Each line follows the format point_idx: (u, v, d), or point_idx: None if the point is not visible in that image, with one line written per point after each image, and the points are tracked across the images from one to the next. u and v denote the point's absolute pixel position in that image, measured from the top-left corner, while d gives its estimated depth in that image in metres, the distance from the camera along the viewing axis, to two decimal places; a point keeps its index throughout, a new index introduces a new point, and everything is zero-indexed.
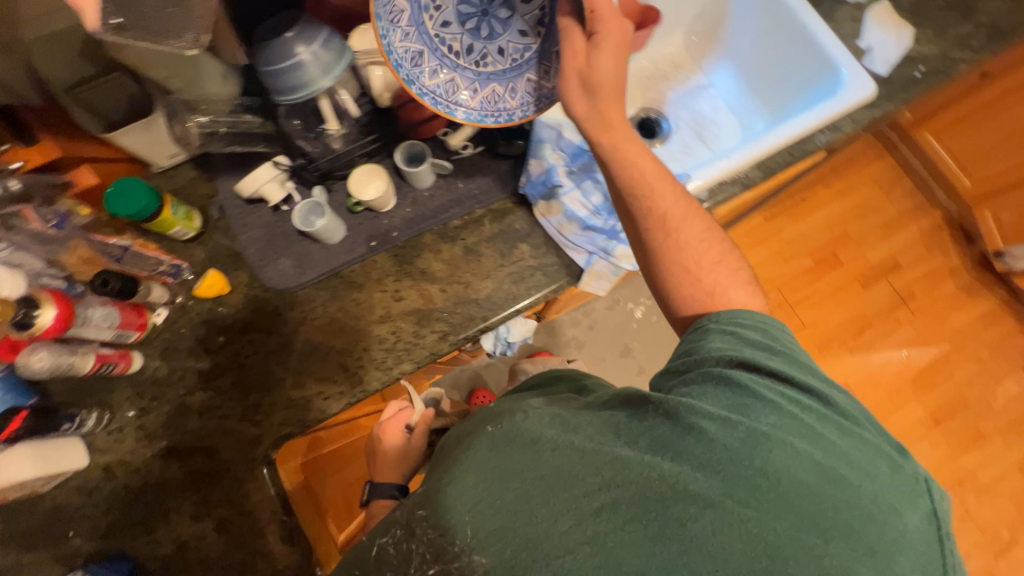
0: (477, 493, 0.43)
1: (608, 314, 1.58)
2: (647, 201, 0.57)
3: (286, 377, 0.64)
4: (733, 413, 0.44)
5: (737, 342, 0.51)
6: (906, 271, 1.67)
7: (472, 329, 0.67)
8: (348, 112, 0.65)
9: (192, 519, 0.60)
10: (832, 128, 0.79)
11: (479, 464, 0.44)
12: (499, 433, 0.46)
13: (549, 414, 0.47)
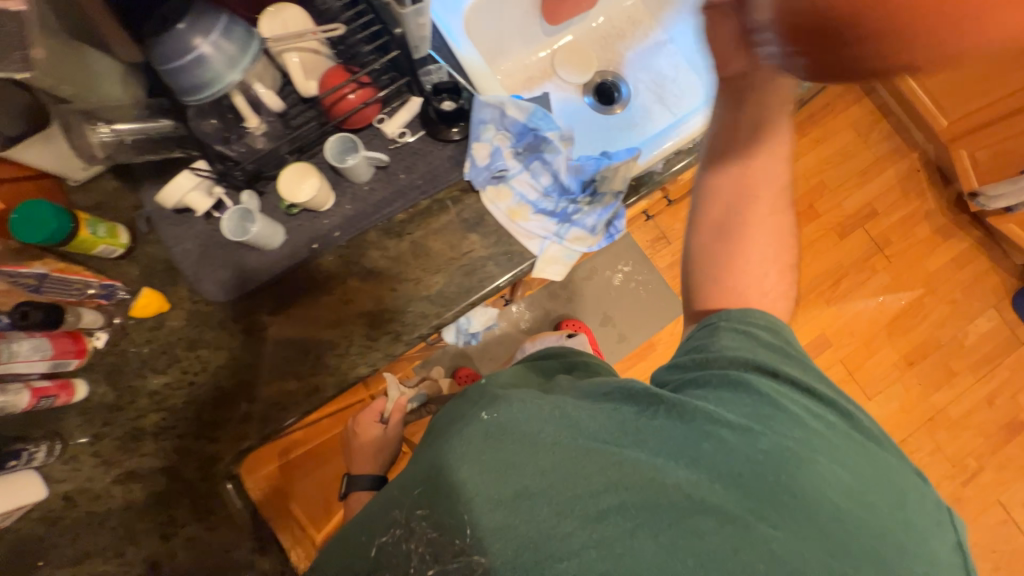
0: (482, 491, 0.43)
1: (585, 284, 1.57)
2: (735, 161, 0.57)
3: (240, 392, 0.63)
4: (753, 420, 0.46)
5: (752, 345, 0.52)
6: (883, 217, 1.66)
7: (426, 328, 0.65)
8: (266, 105, 0.61)
9: (161, 540, 0.59)
10: None
11: (486, 459, 0.45)
12: (508, 429, 0.46)
13: (557, 410, 0.48)
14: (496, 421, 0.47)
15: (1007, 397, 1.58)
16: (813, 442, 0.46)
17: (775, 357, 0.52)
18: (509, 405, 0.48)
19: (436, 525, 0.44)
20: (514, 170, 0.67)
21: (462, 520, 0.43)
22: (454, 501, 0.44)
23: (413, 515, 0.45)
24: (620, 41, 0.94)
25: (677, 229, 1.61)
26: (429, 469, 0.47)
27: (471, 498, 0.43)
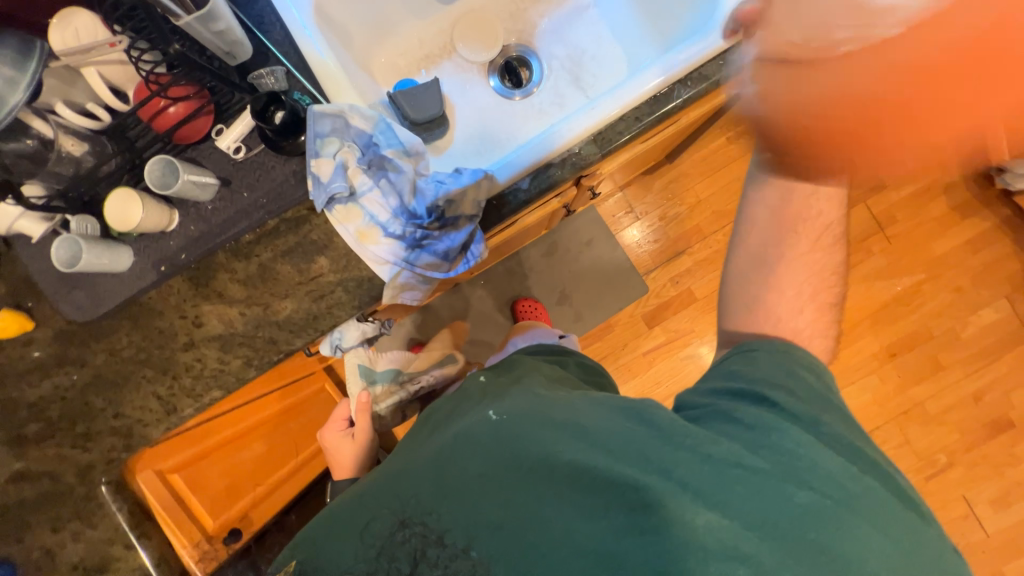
0: (498, 500, 0.49)
1: (545, 262, 1.51)
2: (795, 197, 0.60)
3: (107, 408, 0.66)
4: (779, 462, 0.46)
5: (788, 385, 0.52)
6: (892, 190, 1.46)
7: (276, 353, 0.65)
8: (80, 128, 0.57)
9: (52, 531, 0.67)
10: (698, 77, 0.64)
11: (496, 462, 0.51)
12: (519, 434, 0.52)
13: (580, 435, 0.50)
14: (508, 424, 0.54)
15: (998, 395, 1.46)
16: (842, 492, 0.45)
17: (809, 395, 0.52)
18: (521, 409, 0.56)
19: (445, 525, 0.49)
20: (363, 188, 0.61)
21: (470, 521, 0.48)
22: (464, 500, 0.50)
23: (426, 516, 0.50)
24: (535, 5, 0.82)
25: (647, 203, 1.49)
26: (444, 466, 0.53)
27: (481, 501, 0.49)
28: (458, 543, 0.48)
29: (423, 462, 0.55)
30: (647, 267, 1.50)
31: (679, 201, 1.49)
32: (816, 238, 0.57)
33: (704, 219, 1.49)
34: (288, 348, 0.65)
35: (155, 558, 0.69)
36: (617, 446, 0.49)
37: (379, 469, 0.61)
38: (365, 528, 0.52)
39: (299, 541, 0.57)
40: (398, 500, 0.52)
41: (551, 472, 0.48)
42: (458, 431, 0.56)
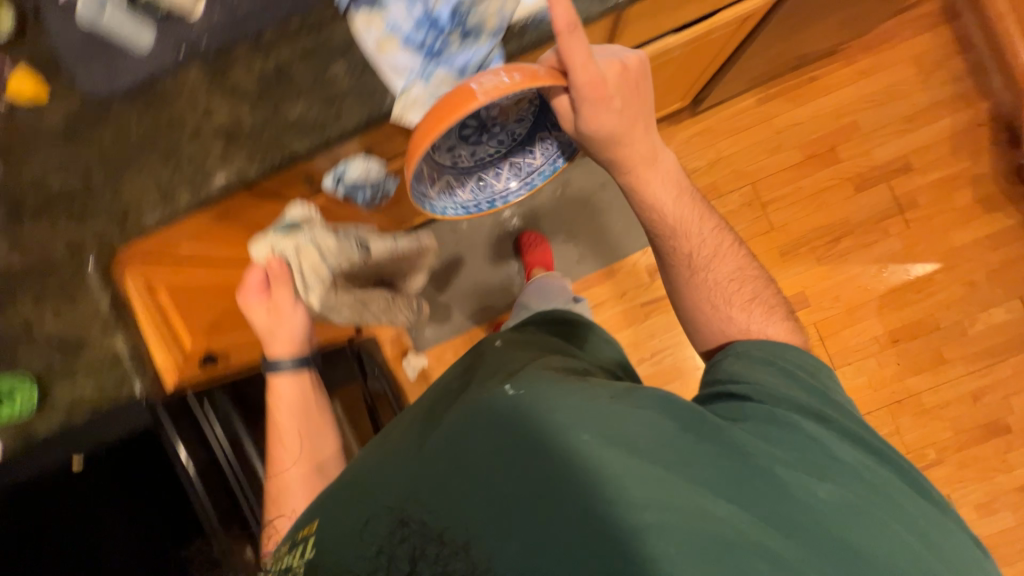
0: (509, 481, 0.47)
1: (556, 198, 1.50)
2: (677, 244, 0.67)
3: (106, 187, 0.67)
4: (777, 456, 0.47)
5: (790, 383, 0.54)
6: (918, 174, 1.43)
7: (279, 156, 0.65)
8: None
9: (34, 304, 0.68)
10: None
11: (494, 447, 0.50)
12: (525, 410, 0.51)
13: (593, 415, 0.49)
14: (507, 403, 0.53)
15: (998, 398, 1.42)
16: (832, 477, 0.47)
17: (800, 396, 0.53)
18: (529, 386, 0.54)
19: (443, 519, 0.48)
20: None
21: (475, 512, 0.47)
22: (465, 492, 0.48)
23: (425, 513, 0.49)
24: None
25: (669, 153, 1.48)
26: (438, 459, 0.51)
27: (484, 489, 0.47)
28: (457, 540, 0.46)
29: (420, 454, 0.54)
30: None
31: (699, 155, 1.48)
32: (719, 257, 0.67)
33: (723, 177, 1.47)
34: (291, 151, 0.65)
35: (128, 347, 0.68)
36: (633, 433, 0.47)
37: (380, 447, 0.61)
38: (366, 529, 0.51)
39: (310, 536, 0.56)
40: (394, 502, 0.51)
41: (558, 453, 0.47)
42: (456, 419, 0.55)
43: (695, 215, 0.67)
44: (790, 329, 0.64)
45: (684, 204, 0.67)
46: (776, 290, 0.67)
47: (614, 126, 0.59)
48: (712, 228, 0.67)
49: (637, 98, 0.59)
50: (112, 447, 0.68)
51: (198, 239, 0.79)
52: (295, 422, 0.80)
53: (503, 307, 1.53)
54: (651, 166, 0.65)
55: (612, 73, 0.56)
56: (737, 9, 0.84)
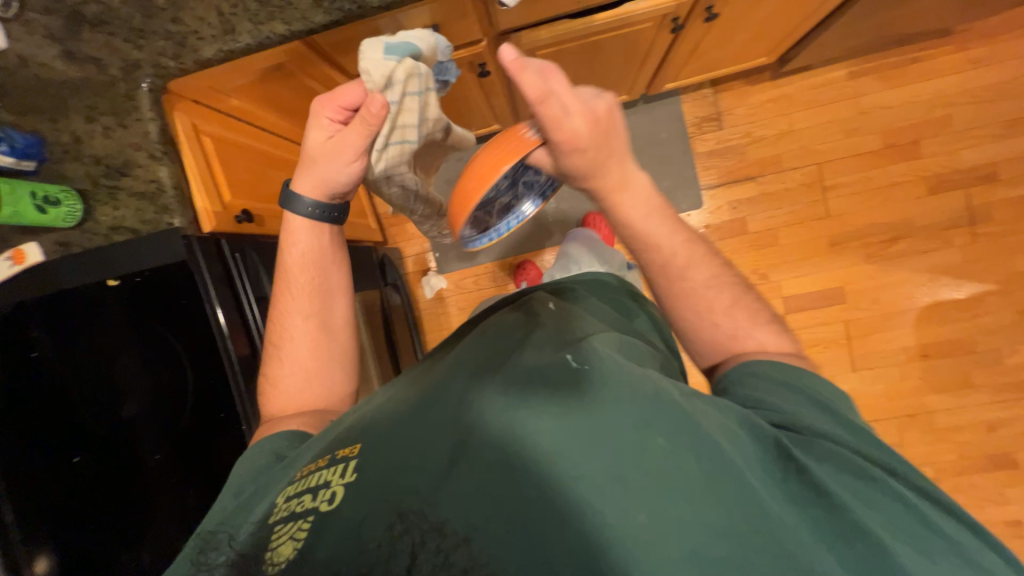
0: (551, 471, 0.43)
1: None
2: (657, 256, 0.62)
3: (166, 9, 0.62)
4: (859, 511, 0.42)
5: (845, 424, 0.50)
6: (1003, 187, 1.32)
7: (349, 3, 0.61)
8: None
9: (86, 120, 0.67)
10: None
11: (548, 426, 0.45)
12: (578, 393, 0.48)
13: (646, 410, 0.47)
14: (568, 385, 0.49)
15: (1015, 431, 1.37)
16: (922, 545, 0.41)
17: (863, 438, 0.48)
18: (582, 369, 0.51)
19: (474, 506, 0.42)
20: None
21: (501, 506, 0.42)
22: (507, 482, 0.43)
23: (432, 504, 0.43)
24: None
25: (736, 115, 1.39)
26: (476, 429, 0.47)
27: (531, 473, 0.43)
28: (459, 530, 0.41)
29: (457, 416, 0.49)
30: (709, 182, 1.41)
31: (770, 123, 1.38)
32: (696, 266, 0.62)
33: (789, 150, 1.38)
34: (363, 1, 0.61)
35: (172, 180, 0.69)
36: (687, 439, 0.45)
37: (395, 407, 0.57)
38: (367, 515, 0.43)
39: (318, 486, 0.48)
40: (404, 486, 0.44)
41: (624, 453, 0.43)
42: (504, 386, 0.51)
43: (667, 226, 0.61)
44: (768, 324, 0.62)
45: (657, 219, 0.61)
46: (752, 289, 0.64)
47: (591, 162, 0.54)
48: (682, 237, 0.62)
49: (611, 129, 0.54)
50: (148, 274, 0.68)
51: (245, 90, 0.79)
52: (310, 275, 0.67)
53: (530, 244, 1.50)
54: (625, 193, 0.58)
55: (584, 131, 0.51)
56: None
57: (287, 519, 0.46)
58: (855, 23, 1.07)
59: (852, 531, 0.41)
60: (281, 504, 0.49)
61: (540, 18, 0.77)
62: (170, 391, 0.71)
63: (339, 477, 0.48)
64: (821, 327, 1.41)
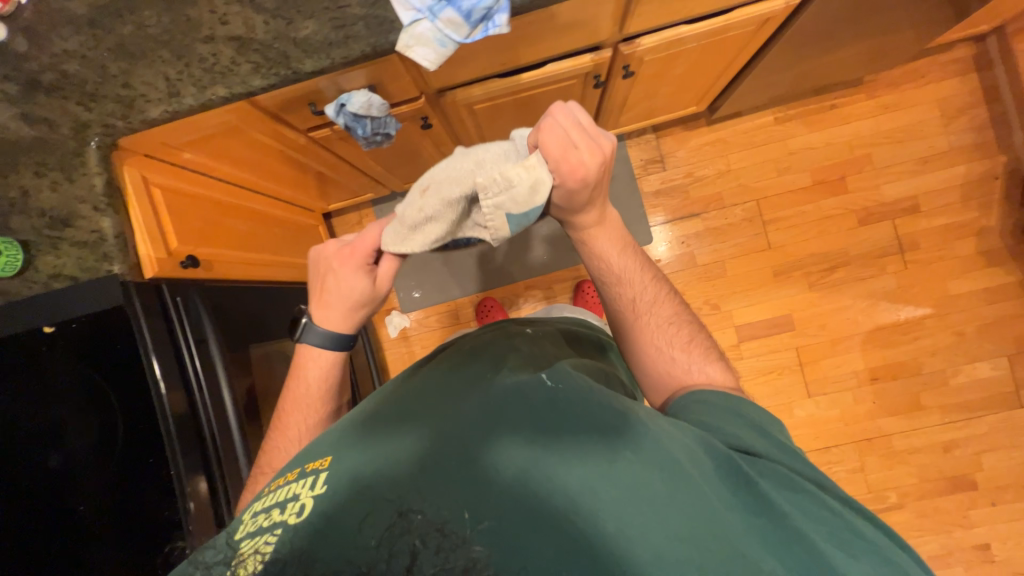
0: (542, 475, 0.45)
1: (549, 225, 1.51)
2: (619, 289, 0.67)
3: (118, 76, 0.70)
4: (796, 519, 0.45)
5: (788, 451, 0.53)
6: (924, 217, 1.43)
7: (284, 70, 0.68)
8: None
9: (33, 176, 0.71)
10: None
11: (529, 440, 0.47)
12: (566, 405, 0.50)
13: (627, 421, 0.49)
14: (543, 400, 0.51)
15: (969, 452, 1.40)
16: (843, 545, 0.44)
17: (790, 456, 0.52)
18: (567, 381, 0.53)
19: (466, 508, 0.43)
20: None
21: (491, 506, 0.43)
22: (493, 492, 0.44)
23: (427, 504, 0.44)
24: None
25: (678, 157, 1.49)
26: (462, 441, 0.48)
27: (514, 483, 0.45)
28: (456, 530, 0.42)
29: (445, 426, 0.50)
30: (658, 219, 1.49)
31: (709, 164, 1.48)
32: (661, 305, 0.68)
33: (728, 188, 1.48)
34: (296, 68, 0.68)
35: (115, 229, 0.72)
36: (664, 448, 0.47)
37: (374, 413, 0.57)
38: (364, 517, 0.43)
39: (286, 498, 0.47)
40: (394, 488, 0.45)
41: (601, 461, 0.45)
42: (485, 402, 0.52)
43: (635, 264, 0.68)
44: (719, 364, 0.65)
45: (629, 256, 0.68)
46: (709, 334, 0.68)
47: (581, 199, 0.59)
48: (649, 276, 0.69)
49: (604, 175, 0.59)
50: (82, 320, 0.69)
51: (197, 145, 0.84)
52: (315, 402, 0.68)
53: (493, 283, 1.54)
54: (599, 231, 0.66)
55: (594, 167, 0.56)
56: (755, 7, 0.86)
57: (254, 533, 0.45)
58: (768, 76, 1.20)
59: (788, 535, 0.44)
60: (246, 520, 0.47)
61: (471, 78, 0.85)
62: (100, 442, 0.69)
63: (307, 489, 0.47)
64: (774, 354, 1.45)
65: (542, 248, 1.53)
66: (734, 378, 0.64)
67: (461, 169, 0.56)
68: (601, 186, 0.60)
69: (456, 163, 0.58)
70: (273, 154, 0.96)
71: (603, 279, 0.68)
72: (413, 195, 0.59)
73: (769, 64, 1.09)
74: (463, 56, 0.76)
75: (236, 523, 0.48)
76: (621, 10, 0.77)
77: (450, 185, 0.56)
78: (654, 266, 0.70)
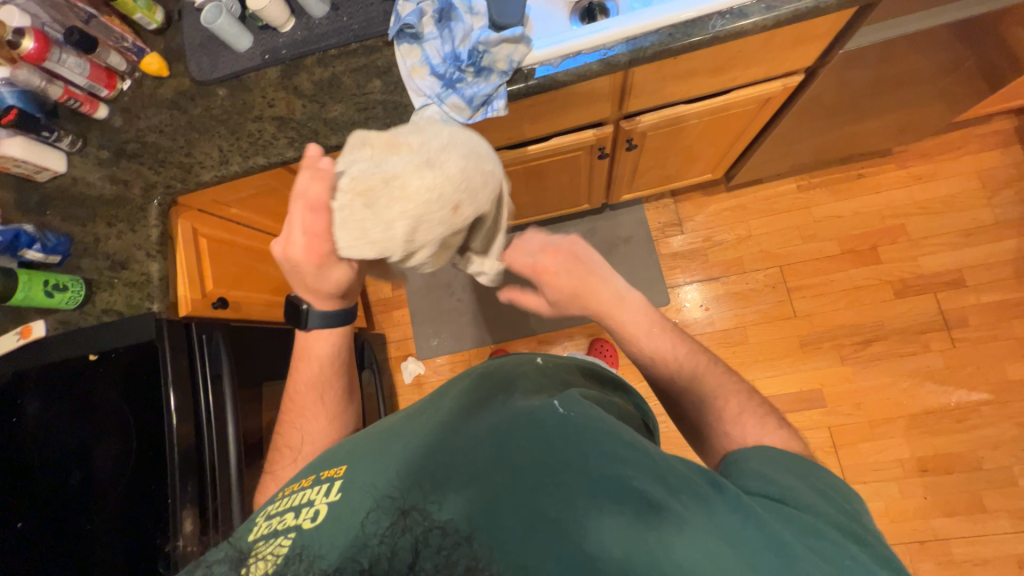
0: (547, 492, 0.39)
1: None
2: (659, 367, 0.61)
3: (183, 147, 0.84)
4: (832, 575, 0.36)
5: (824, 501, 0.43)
6: (971, 292, 1.33)
7: (313, 144, 0.79)
8: (310, 11, 0.80)
9: (106, 227, 0.85)
10: (735, 14, 0.71)
11: (540, 465, 0.41)
12: (578, 428, 0.44)
13: (639, 452, 0.42)
14: (557, 424, 0.44)
15: None
16: None
17: (819, 503, 0.43)
18: (581, 407, 0.47)
19: (469, 518, 0.38)
20: (429, 35, 0.75)
21: (492, 518, 0.38)
22: (497, 503, 0.39)
23: (429, 504, 0.40)
24: None
25: (696, 221, 1.49)
26: (465, 451, 0.44)
27: (520, 496, 0.39)
28: (459, 529, 0.38)
29: (451, 436, 0.46)
30: (675, 281, 1.47)
31: (728, 229, 1.47)
32: (704, 377, 0.60)
33: (749, 254, 1.45)
34: (323, 142, 0.79)
35: (161, 272, 0.83)
36: (675, 479, 0.40)
37: (381, 422, 0.54)
38: (364, 514, 0.40)
39: (301, 503, 0.43)
40: (398, 488, 0.42)
41: (614, 494, 0.39)
42: (492, 419, 0.47)
43: (669, 342, 0.61)
44: (780, 431, 0.54)
45: (658, 337, 0.61)
46: (766, 400, 0.58)
47: (567, 292, 0.62)
48: (685, 349, 0.61)
49: (581, 273, 0.62)
50: (122, 351, 0.78)
51: (240, 202, 0.96)
52: (299, 398, 0.68)
53: (507, 335, 1.55)
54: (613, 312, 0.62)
55: (556, 263, 0.62)
56: (753, 88, 0.91)
57: (267, 536, 0.42)
58: (784, 147, 1.21)
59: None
60: (260, 523, 0.44)
61: None
62: (116, 462, 0.75)
63: (322, 495, 0.43)
64: (803, 433, 1.34)
65: None
66: (794, 439, 0.53)
67: (487, 180, 0.56)
68: (583, 273, 0.62)
69: (466, 164, 0.53)
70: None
71: (644, 362, 0.62)
72: (445, 213, 0.52)
73: (778, 135, 1.12)
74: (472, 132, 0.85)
75: (248, 524, 0.45)
76: (619, 93, 0.84)
77: (482, 194, 0.55)
78: (691, 340, 0.63)
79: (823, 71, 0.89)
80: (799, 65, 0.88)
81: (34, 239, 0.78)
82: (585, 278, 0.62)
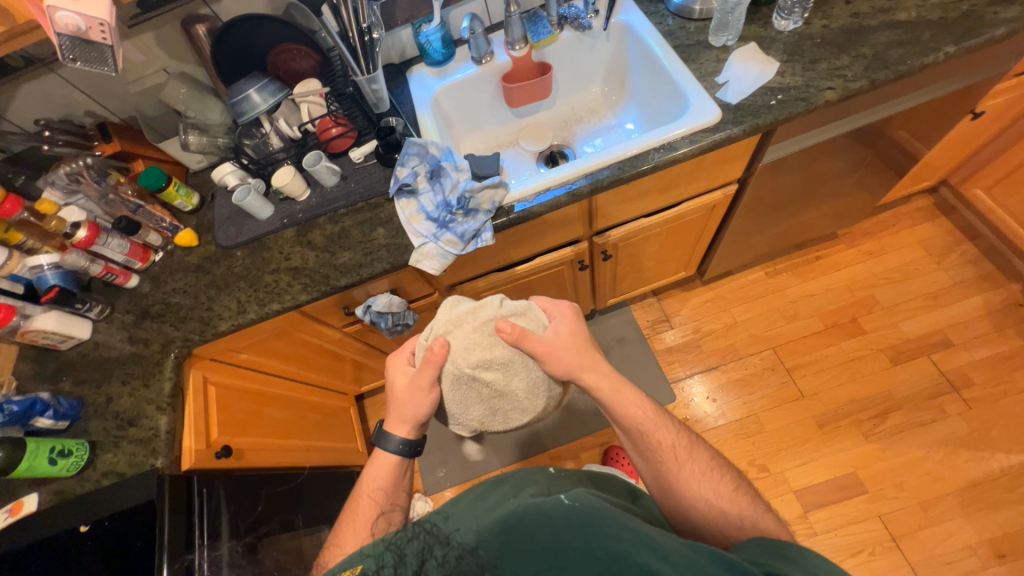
0: None
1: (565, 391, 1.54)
2: (655, 440, 0.62)
3: (204, 303, 0.92)
4: None
5: None
6: (962, 350, 1.36)
7: (324, 286, 0.88)
8: (324, 181, 0.96)
9: (120, 384, 0.88)
10: (666, 148, 0.88)
11: (547, 552, 0.42)
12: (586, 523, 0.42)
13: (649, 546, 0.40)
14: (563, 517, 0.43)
15: None
16: None
17: None
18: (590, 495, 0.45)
19: None
20: (422, 189, 0.90)
21: None
22: None
23: None
24: (580, 123, 1.19)
25: (682, 315, 1.57)
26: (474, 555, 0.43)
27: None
28: None
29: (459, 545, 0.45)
30: (677, 375, 1.48)
31: (713, 319, 1.55)
32: (690, 455, 0.62)
33: (741, 340, 1.50)
34: (333, 283, 0.88)
35: (169, 426, 0.83)
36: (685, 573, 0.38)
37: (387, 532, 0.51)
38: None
39: None
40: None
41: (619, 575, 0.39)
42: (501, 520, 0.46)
43: (660, 416, 0.65)
44: (767, 511, 0.58)
45: (651, 410, 0.65)
46: (746, 478, 0.61)
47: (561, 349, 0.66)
48: (672, 426, 0.64)
49: (581, 338, 0.68)
50: (111, 519, 0.74)
51: (251, 349, 1.01)
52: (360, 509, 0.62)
53: (517, 454, 1.48)
54: (610, 386, 0.66)
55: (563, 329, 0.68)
56: (699, 199, 1.07)
57: None
58: (743, 241, 1.36)
59: None
60: None
61: (472, 275, 1.03)
62: None
63: None
64: (854, 528, 1.22)
65: (564, 412, 1.51)
66: (778, 526, 0.57)
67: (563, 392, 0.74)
68: (579, 341, 0.68)
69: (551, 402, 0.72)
70: (312, 348, 1.12)
71: (637, 429, 0.63)
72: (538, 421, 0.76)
73: (733, 232, 1.27)
74: (464, 261, 0.96)
75: None
76: (587, 215, 0.98)
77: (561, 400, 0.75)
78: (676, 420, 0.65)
79: (752, 179, 1.06)
80: (732, 177, 1.05)
81: (49, 406, 0.80)
82: (575, 336, 0.68)
